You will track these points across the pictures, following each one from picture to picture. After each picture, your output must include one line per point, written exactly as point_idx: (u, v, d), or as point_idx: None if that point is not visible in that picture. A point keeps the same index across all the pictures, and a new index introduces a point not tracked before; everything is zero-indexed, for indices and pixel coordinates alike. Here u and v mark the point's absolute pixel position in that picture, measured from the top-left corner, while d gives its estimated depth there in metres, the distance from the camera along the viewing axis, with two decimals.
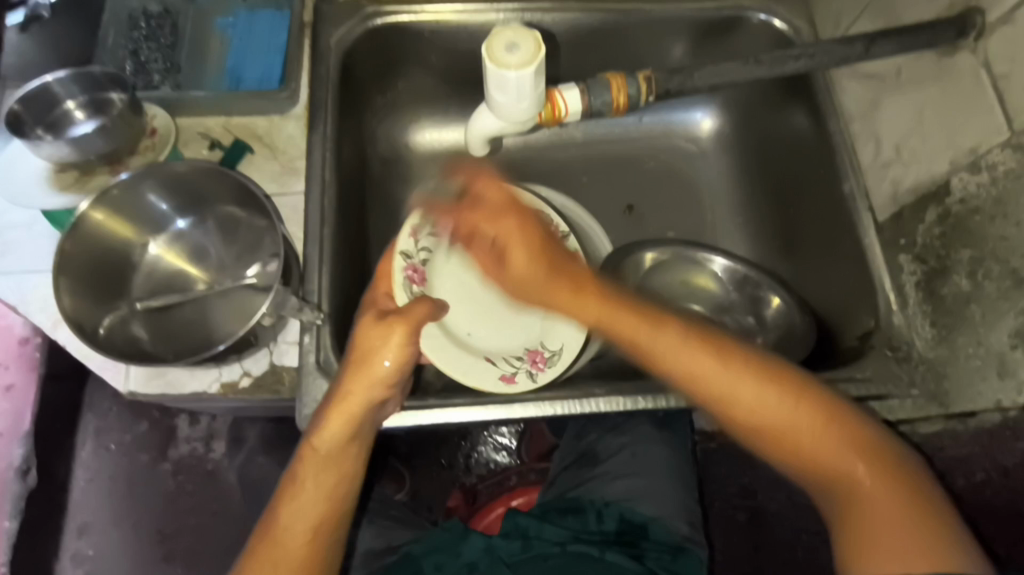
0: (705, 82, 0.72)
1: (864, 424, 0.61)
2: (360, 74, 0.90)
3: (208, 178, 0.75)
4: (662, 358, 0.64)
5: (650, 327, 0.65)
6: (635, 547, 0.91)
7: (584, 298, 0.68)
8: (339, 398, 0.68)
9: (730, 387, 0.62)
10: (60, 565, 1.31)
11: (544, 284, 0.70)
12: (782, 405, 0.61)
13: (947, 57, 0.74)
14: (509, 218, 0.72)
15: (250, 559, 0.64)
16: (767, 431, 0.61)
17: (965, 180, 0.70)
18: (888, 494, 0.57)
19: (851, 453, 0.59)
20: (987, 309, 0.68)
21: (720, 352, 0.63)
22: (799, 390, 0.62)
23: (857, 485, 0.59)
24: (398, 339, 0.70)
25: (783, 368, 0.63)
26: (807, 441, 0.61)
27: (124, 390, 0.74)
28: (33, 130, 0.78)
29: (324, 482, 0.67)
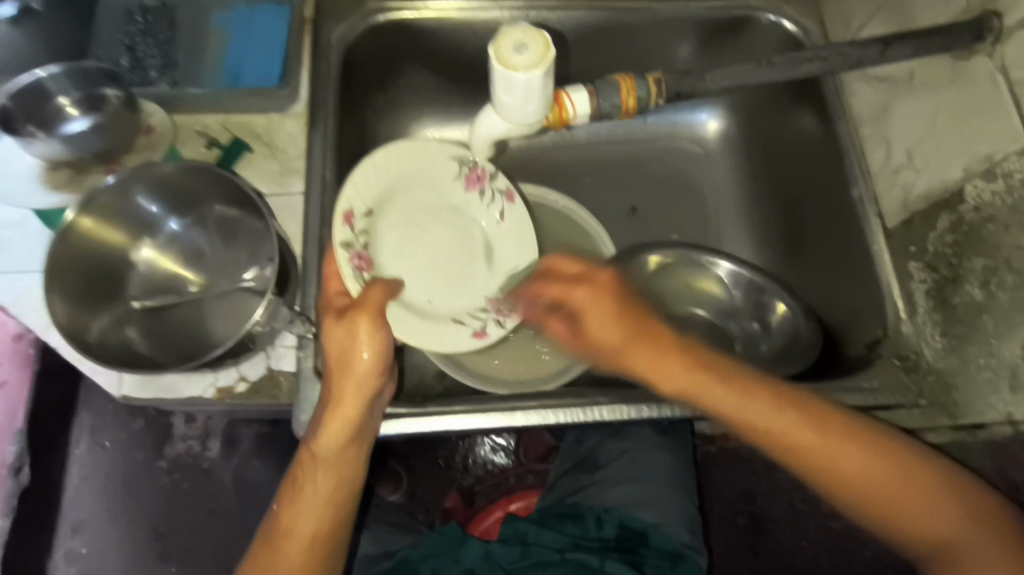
0: (717, 84, 0.70)
1: (967, 486, 0.64)
2: (362, 72, 0.88)
3: (202, 179, 0.73)
4: (754, 425, 0.66)
5: (739, 399, 0.66)
6: (634, 554, 0.90)
7: (675, 362, 0.68)
8: (334, 403, 0.66)
9: (834, 458, 0.64)
10: (54, 563, 1.30)
11: (681, 380, 0.68)
12: (882, 471, 0.63)
13: (961, 61, 0.73)
14: (582, 286, 0.71)
15: (252, 559, 0.67)
16: (864, 496, 0.64)
17: (980, 188, 0.69)
18: (988, 546, 0.61)
19: (958, 518, 0.62)
20: (1000, 319, 0.67)
21: (819, 424, 0.65)
22: (893, 452, 0.64)
23: (963, 548, 0.61)
24: (366, 329, 0.67)
25: (879, 436, 0.65)
26: (898, 505, 0.63)
27: (118, 395, 0.73)
28: (24, 126, 0.76)
29: (324, 485, 0.67)
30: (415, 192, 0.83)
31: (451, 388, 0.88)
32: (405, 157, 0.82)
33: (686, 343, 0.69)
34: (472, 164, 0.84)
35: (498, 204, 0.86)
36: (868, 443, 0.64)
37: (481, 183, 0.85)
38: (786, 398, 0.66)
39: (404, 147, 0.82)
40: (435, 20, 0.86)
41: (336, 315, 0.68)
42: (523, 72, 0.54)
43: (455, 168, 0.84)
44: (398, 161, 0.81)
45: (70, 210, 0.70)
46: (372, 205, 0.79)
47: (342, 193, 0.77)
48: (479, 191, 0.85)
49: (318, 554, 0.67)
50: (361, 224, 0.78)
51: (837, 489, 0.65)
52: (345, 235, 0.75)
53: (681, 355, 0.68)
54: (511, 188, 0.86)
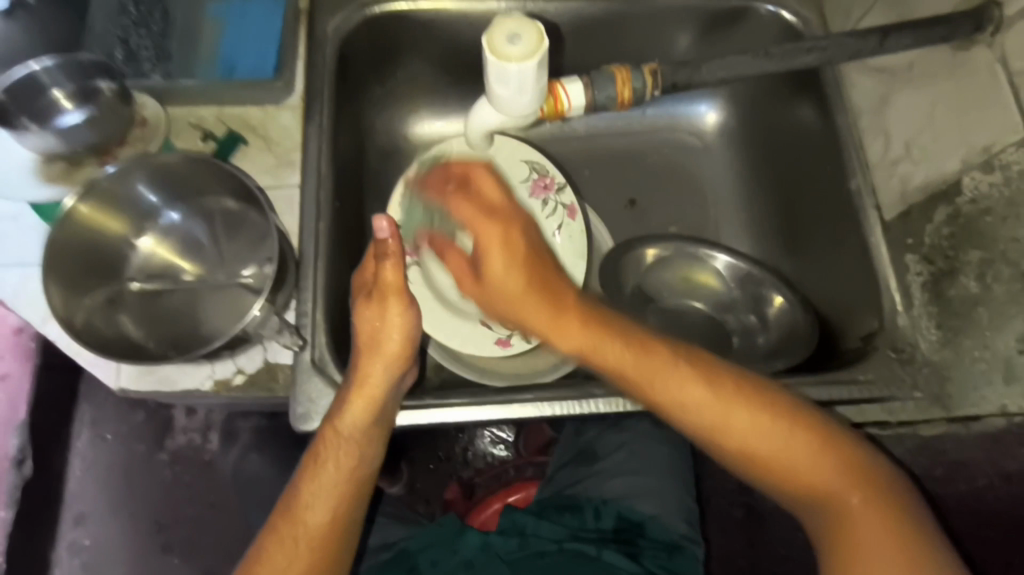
0: (714, 76, 0.69)
1: (857, 446, 0.61)
2: (358, 65, 0.88)
3: (203, 170, 0.73)
4: (649, 384, 0.63)
5: (637, 355, 0.64)
6: (632, 545, 0.90)
7: (571, 325, 0.65)
8: (360, 380, 0.68)
9: (719, 412, 0.61)
10: (57, 555, 1.31)
11: (519, 298, 0.67)
12: (775, 431, 0.61)
13: (962, 51, 0.73)
14: (494, 227, 0.68)
15: (271, 534, 0.64)
16: (757, 456, 0.61)
17: (977, 179, 0.70)
18: (872, 508, 0.58)
19: (841, 477, 0.60)
20: (995, 312, 0.67)
21: (715, 383, 0.62)
22: (788, 411, 0.61)
23: (848, 508, 0.59)
24: (393, 309, 0.68)
25: (776, 394, 0.62)
26: (790, 459, 0.61)
27: (115, 386, 0.73)
28: (18, 120, 0.75)
29: (347, 462, 0.66)
30: None
31: (448, 379, 0.88)
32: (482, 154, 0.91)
33: (585, 306, 0.67)
34: (542, 173, 0.92)
35: (557, 215, 0.90)
36: (769, 403, 0.62)
37: (545, 190, 0.91)
38: (685, 357, 0.64)
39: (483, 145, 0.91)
40: (429, 11, 0.86)
41: (368, 294, 0.70)
42: (517, 63, 0.54)
43: (527, 171, 0.92)
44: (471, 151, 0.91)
45: (67, 200, 0.70)
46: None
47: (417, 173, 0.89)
48: (542, 198, 0.90)
49: (334, 534, 0.65)
50: None
51: (740, 452, 0.62)
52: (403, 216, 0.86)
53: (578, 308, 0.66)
54: (574, 205, 0.91)
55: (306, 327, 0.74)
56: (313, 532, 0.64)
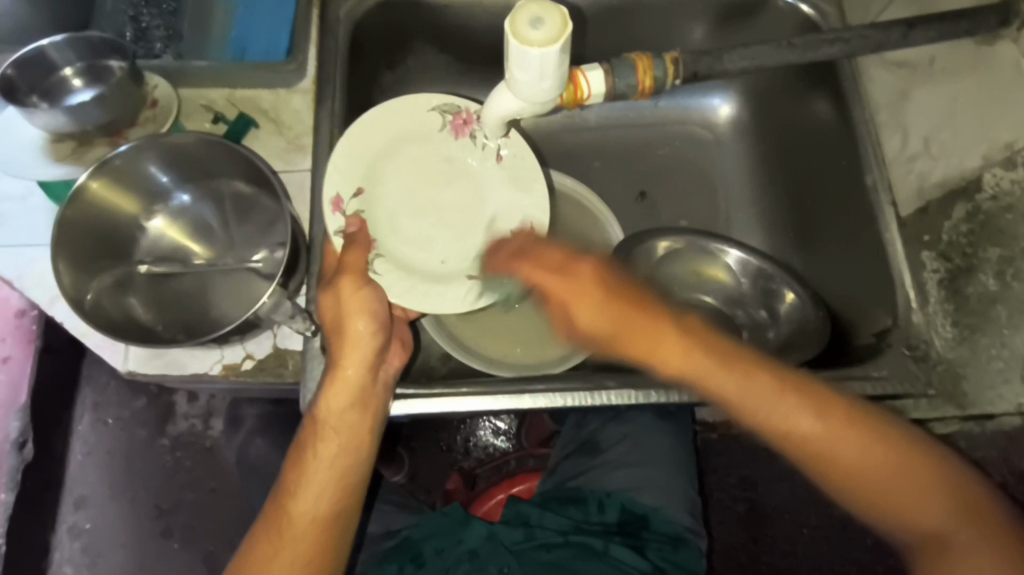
0: (736, 65, 0.68)
1: (954, 471, 0.60)
2: (369, 48, 0.86)
3: (215, 152, 0.72)
4: (752, 408, 0.63)
5: (740, 380, 0.63)
6: (636, 538, 0.91)
7: (667, 345, 0.65)
8: (334, 368, 0.67)
9: (819, 434, 0.61)
10: (58, 537, 1.31)
11: (621, 332, 0.65)
12: (881, 460, 0.60)
13: (985, 46, 0.72)
14: (560, 277, 0.68)
15: (262, 523, 0.64)
16: (862, 486, 0.61)
17: (999, 176, 0.69)
18: (980, 539, 0.58)
19: (945, 510, 0.59)
20: (1014, 310, 0.68)
21: (818, 408, 0.62)
22: (880, 433, 0.61)
23: (952, 541, 0.58)
24: (348, 290, 0.68)
25: (882, 424, 0.62)
26: (882, 482, 0.60)
27: (123, 369, 0.72)
28: (28, 98, 0.74)
29: (330, 454, 0.66)
30: (409, 150, 0.80)
31: (455, 369, 0.88)
32: (383, 127, 0.78)
33: (687, 323, 0.66)
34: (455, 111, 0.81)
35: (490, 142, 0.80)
36: (867, 432, 0.61)
37: (468, 127, 0.81)
38: (795, 385, 0.63)
39: (378, 116, 0.78)
40: None
41: (327, 279, 0.70)
42: (537, 48, 0.53)
43: (438, 119, 0.80)
44: (370, 131, 0.77)
45: (79, 176, 0.68)
46: (360, 182, 0.76)
47: (325, 176, 0.75)
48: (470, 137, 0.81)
49: (323, 523, 0.64)
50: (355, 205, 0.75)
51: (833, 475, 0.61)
52: (337, 223, 0.73)
53: (652, 315, 0.65)
54: (502, 126, 0.80)
55: (316, 313, 0.73)
56: (300, 525, 0.64)
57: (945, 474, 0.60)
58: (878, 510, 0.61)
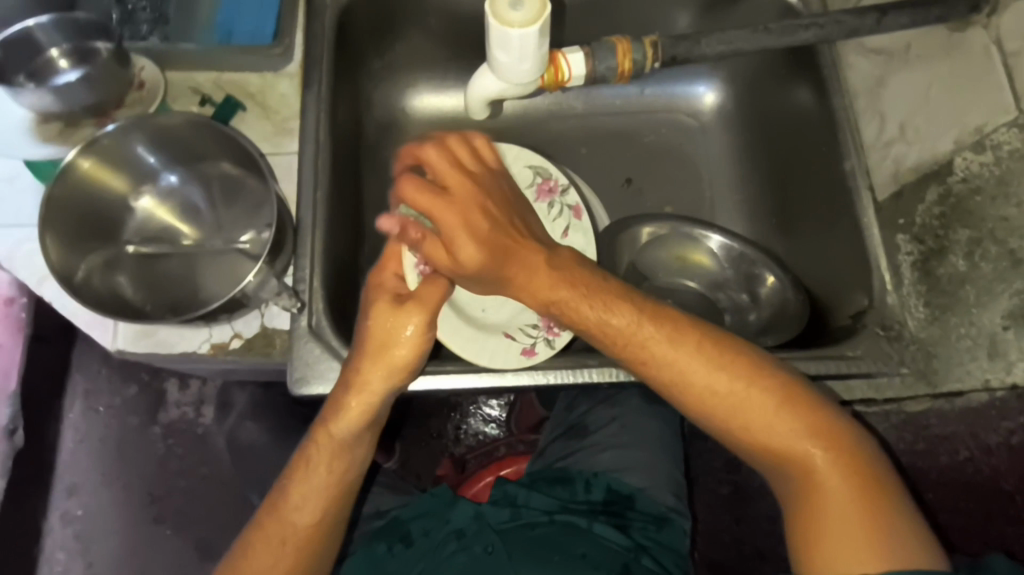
0: (714, 50, 0.68)
1: (817, 402, 0.61)
2: (356, 33, 0.87)
3: (203, 134, 0.73)
4: (617, 340, 0.65)
5: (599, 310, 0.65)
6: (621, 517, 0.93)
7: (530, 268, 0.66)
8: (356, 390, 0.67)
9: (676, 361, 0.63)
10: (49, 525, 1.31)
11: (495, 267, 0.66)
12: (732, 385, 0.61)
13: (958, 32, 0.74)
14: (445, 203, 0.66)
15: (256, 529, 0.67)
16: (716, 409, 0.62)
17: (969, 160, 0.71)
18: (838, 470, 0.58)
19: (803, 435, 0.60)
20: (981, 289, 0.69)
21: (675, 335, 0.64)
22: (740, 364, 0.62)
23: (814, 468, 0.59)
24: (416, 325, 0.67)
25: (742, 354, 0.63)
26: (743, 410, 0.61)
27: (111, 347, 0.73)
28: (16, 78, 0.75)
29: (333, 473, 0.68)
30: None
31: None
32: None
33: (558, 261, 0.68)
34: (545, 176, 0.91)
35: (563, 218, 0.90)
36: (723, 359, 0.62)
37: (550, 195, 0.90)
38: (657, 317, 0.65)
39: None
40: None
41: (392, 299, 0.69)
42: (517, 28, 0.54)
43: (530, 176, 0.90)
44: None
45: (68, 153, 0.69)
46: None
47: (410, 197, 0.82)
48: (548, 202, 0.90)
49: (317, 534, 0.68)
50: None
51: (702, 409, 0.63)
52: None
53: (549, 266, 0.67)
54: (579, 205, 0.90)
55: (304, 292, 0.74)
56: (297, 536, 0.67)
57: (808, 402, 0.61)
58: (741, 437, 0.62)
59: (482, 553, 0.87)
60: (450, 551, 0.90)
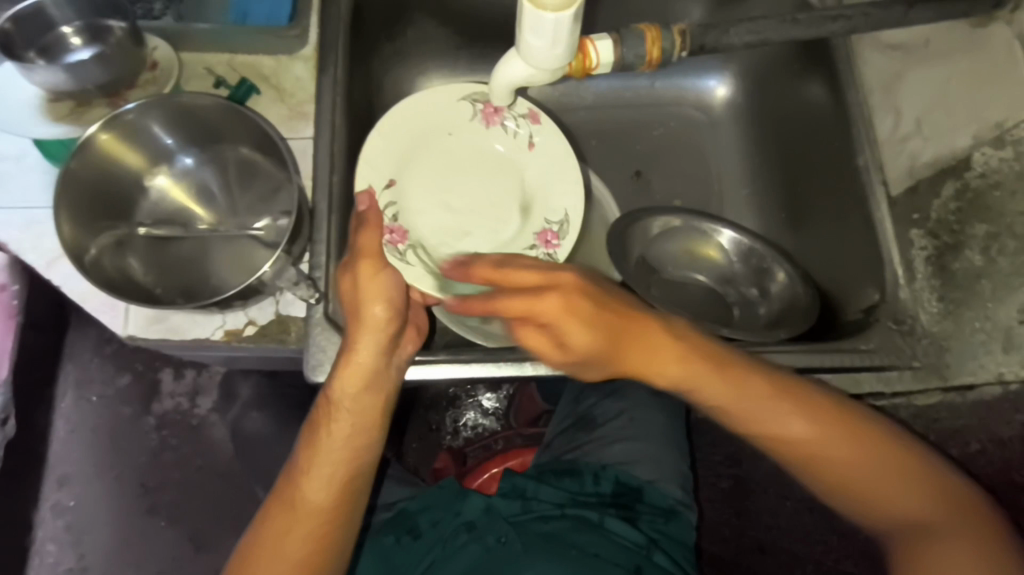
0: (741, 39, 0.67)
1: (936, 467, 0.67)
2: (371, 19, 0.86)
3: (226, 118, 0.72)
4: (754, 417, 0.67)
5: (750, 393, 0.67)
6: (630, 509, 0.93)
7: (660, 357, 0.67)
8: (348, 352, 0.66)
9: (811, 439, 0.67)
10: (40, 515, 1.29)
11: (610, 344, 0.64)
12: (869, 454, 0.66)
13: (979, 28, 0.75)
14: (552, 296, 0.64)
15: (273, 502, 0.66)
16: (846, 480, 0.67)
17: (988, 155, 0.72)
18: (963, 532, 0.64)
19: (938, 507, 0.65)
20: (999, 284, 0.70)
21: (821, 419, 0.67)
22: (873, 434, 0.67)
23: (938, 535, 0.64)
24: (366, 274, 0.67)
25: (887, 434, 0.68)
26: (873, 482, 0.66)
27: (123, 333, 0.71)
28: (24, 53, 0.72)
29: (341, 437, 0.67)
30: (432, 147, 0.85)
31: (453, 342, 0.87)
32: (417, 110, 0.84)
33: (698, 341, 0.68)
34: (484, 101, 0.86)
35: (523, 129, 0.86)
36: (856, 429, 0.67)
37: (498, 116, 0.86)
38: (793, 390, 0.67)
39: (410, 106, 0.83)
40: None
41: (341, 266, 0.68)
42: (551, 13, 0.53)
43: (469, 108, 0.86)
44: (408, 117, 0.83)
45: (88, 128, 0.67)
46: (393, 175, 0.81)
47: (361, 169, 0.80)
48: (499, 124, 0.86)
49: (334, 503, 0.66)
50: (389, 195, 0.81)
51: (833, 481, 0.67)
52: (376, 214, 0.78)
53: (685, 349, 0.67)
54: (532, 111, 0.86)
55: (320, 280, 0.72)
56: (309, 507, 0.65)
57: (926, 468, 0.67)
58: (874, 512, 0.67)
59: (496, 543, 0.86)
60: (461, 542, 0.88)
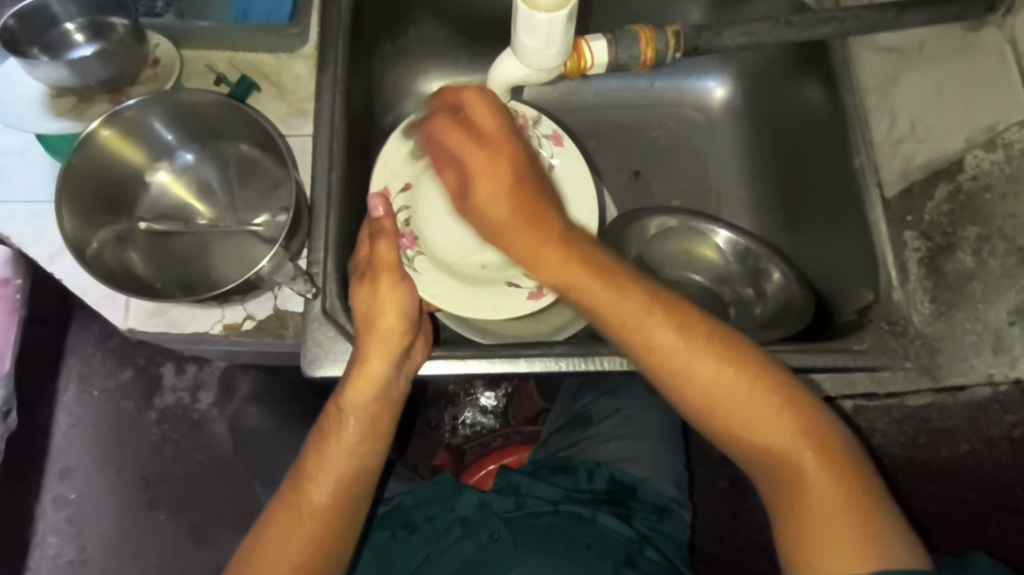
0: (735, 41, 0.67)
1: (813, 402, 0.62)
2: (372, 18, 0.87)
3: (226, 114, 0.73)
4: (622, 326, 0.62)
5: (613, 294, 0.62)
6: (623, 507, 0.94)
7: (546, 248, 0.63)
8: (360, 360, 0.69)
9: (682, 358, 0.61)
10: (41, 508, 1.30)
11: (511, 216, 0.62)
12: (737, 381, 0.61)
13: (972, 32, 0.76)
14: (484, 151, 0.63)
15: (277, 505, 0.66)
16: (712, 406, 0.62)
17: (980, 158, 0.72)
18: (829, 473, 0.59)
19: (798, 437, 0.60)
20: (988, 285, 0.70)
21: (688, 330, 0.62)
22: (745, 360, 0.62)
23: (804, 473, 0.59)
24: (386, 287, 0.70)
25: (759, 358, 0.62)
26: (740, 411, 0.61)
27: (123, 326, 0.72)
28: (29, 50, 0.73)
29: (351, 441, 0.68)
30: None
31: (451, 338, 0.88)
32: None
33: (566, 234, 0.64)
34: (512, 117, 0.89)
35: (545, 149, 0.89)
36: (727, 353, 0.62)
37: (524, 132, 0.88)
38: (662, 303, 0.63)
39: None
40: None
41: (359, 276, 0.71)
42: (544, 13, 0.54)
43: None
44: None
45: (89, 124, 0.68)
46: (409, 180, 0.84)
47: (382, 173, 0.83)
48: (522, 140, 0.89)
49: (336, 507, 0.66)
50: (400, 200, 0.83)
51: (706, 411, 0.62)
52: None
53: (558, 245, 0.63)
54: (556, 133, 0.89)
55: (317, 275, 0.73)
56: (313, 509, 0.65)
57: (802, 403, 0.61)
58: (735, 439, 0.62)
59: (489, 539, 0.87)
60: (454, 538, 0.89)
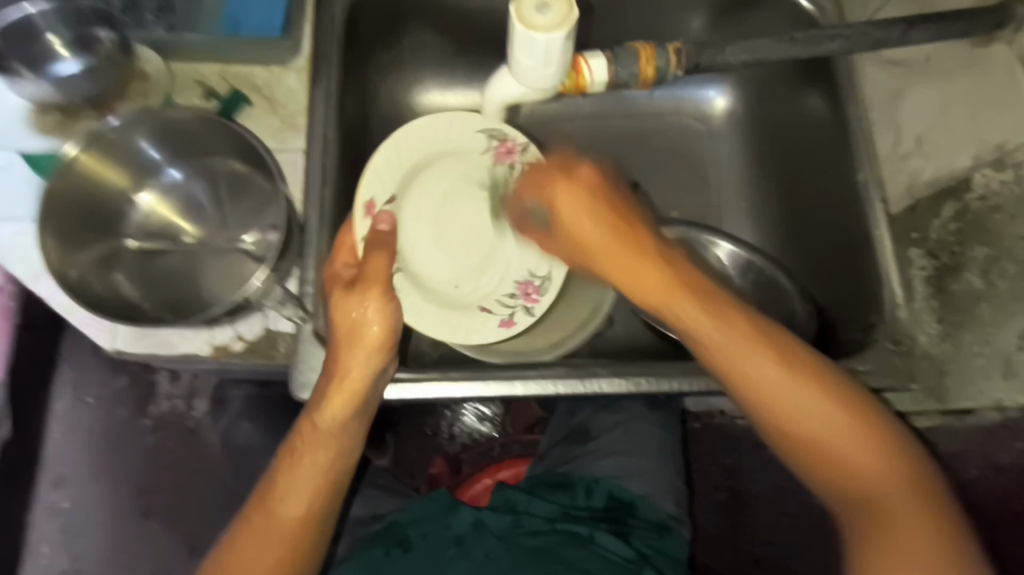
0: (739, 58, 0.66)
1: (912, 446, 0.60)
2: (366, 28, 0.85)
3: (212, 132, 0.71)
4: (722, 350, 0.62)
5: (716, 324, 0.62)
6: (621, 524, 0.92)
7: (648, 275, 0.64)
8: (339, 374, 0.66)
9: (782, 389, 0.60)
10: (33, 517, 1.28)
11: (604, 247, 0.65)
12: (836, 416, 0.59)
13: (979, 48, 0.75)
14: (562, 179, 0.68)
15: (245, 523, 0.65)
16: (802, 438, 0.60)
17: (988, 177, 0.71)
18: (927, 519, 0.57)
19: (897, 480, 0.58)
20: (998, 308, 0.69)
21: (785, 358, 0.61)
22: (848, 398, 0.60)
23: (892, 513, 0.57)
24: (375, 297, 0.68)
25: (857, 395, 0.61)
26: (839, 448, 0.59)
27: (110, 348, 0.71)
28: (14, 65, 0.74)
29: (322, 458, 0.66)
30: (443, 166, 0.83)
31: (447, 355, 0.87)
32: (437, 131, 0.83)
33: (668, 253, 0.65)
34: (501, 137, 0.84)
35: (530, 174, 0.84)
36: (832, 387, 0.60)
37: (512, 155, 0.83)
38: (769, 336, 0.62)
39: (427, 124, 0.83)
40: None
41: (347, 286, 0.68)
42: (542, 33, 0.52)
43: (484, 141, 0.84)
44: (416, 137, 0.83)
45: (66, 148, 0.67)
46: (394, 191, 0.81)
47: (366, 182, 0.79)
48: (508, 163, 0.83)
49: (308, 524, 0.65)
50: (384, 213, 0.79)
51: (791, 440, 0.61)
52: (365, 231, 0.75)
53: (672, 275, 0.64)
54: (541, 160, 0.84)
55: (309, 297, 0.72)
56: (284, 526, 0.64)
57: (901, 443, 0.59)
58: (822, 469, 0.60)
59: (484, 558, 0.85)
60: (449, 556, 0.87)
